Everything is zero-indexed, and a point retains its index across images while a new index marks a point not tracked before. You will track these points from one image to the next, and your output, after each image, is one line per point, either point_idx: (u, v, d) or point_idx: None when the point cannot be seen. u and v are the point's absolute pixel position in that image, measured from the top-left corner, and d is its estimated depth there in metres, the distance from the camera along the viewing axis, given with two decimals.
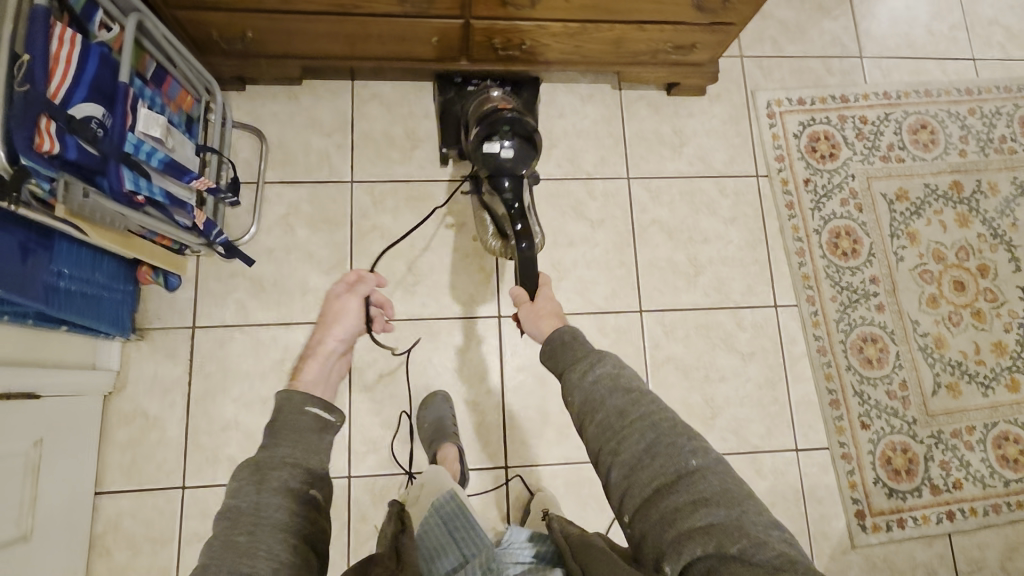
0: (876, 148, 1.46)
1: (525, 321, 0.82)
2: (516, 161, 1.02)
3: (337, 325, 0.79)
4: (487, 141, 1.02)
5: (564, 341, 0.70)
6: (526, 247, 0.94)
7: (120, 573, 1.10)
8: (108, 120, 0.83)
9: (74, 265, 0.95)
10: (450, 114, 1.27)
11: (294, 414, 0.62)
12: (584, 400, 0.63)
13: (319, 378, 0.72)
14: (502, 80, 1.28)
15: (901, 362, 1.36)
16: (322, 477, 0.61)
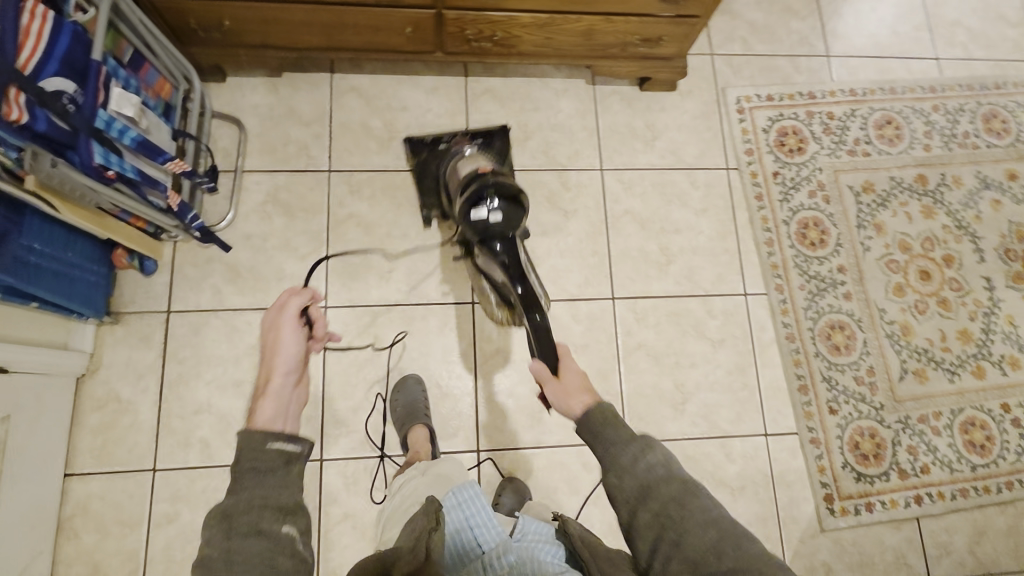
0: (843, 142, 1.50)
1: (553, 400, 0.74)
2: (506, 223, 0.97)
3: (278, 356, 0.68)
4: (473, 207, 0.97)
5: (602, 418, 0.68)
6: (540, 318, 0.86)
7: (87, 556, 1.09)
8: (80, 96, 0.87)
9: (46, 242, 0.98)
10: (425, 175, 1.35)
11: (257, 452, 0.58)
12: (636, 484, 0.63)
13: (278, 415, 0.62)
14: (472, 134, 1.38)
15: (868, 348, 1.39)
16: (299, 510, 0.58)
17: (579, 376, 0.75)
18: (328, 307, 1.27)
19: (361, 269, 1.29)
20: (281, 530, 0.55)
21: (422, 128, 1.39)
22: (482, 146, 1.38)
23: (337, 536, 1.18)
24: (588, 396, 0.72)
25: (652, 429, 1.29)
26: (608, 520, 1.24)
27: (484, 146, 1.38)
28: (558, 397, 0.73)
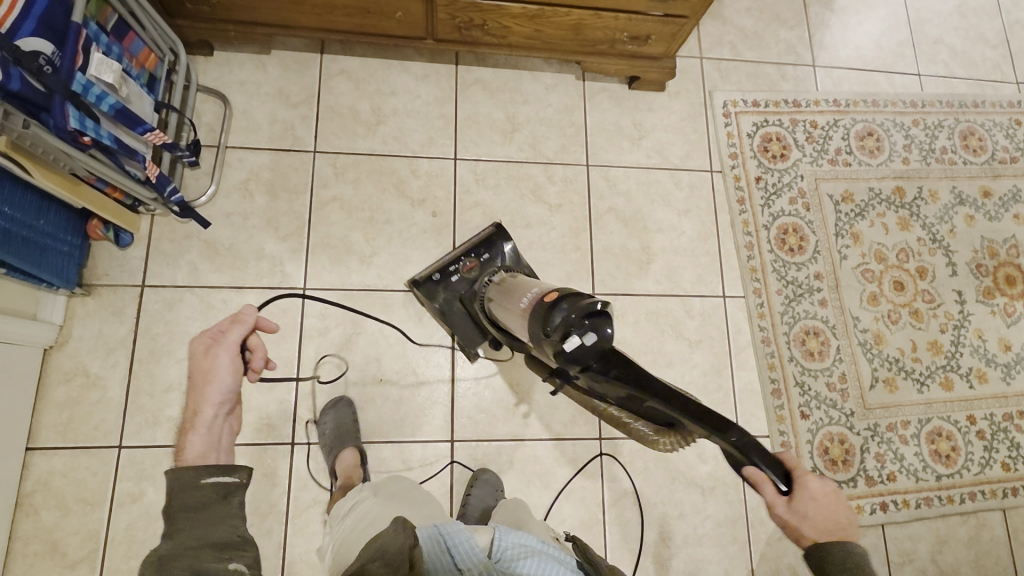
0: (825, 151, 1.53)
1: (789, 522, 0.76)
2: (603, 342, 0.85)
3: (211, 386, 0.80)
4: (564, 342, 0.84)
5: (843, 566, 0.71)
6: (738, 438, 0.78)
7: (45, 535, 1.07)
8: (58, 57, 0.86)
9: (16, 207, 0.96)
10: (456, 320, 1.23)
11: (192, 487, 0.68)
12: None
13: (204, 449, 0.75)
14: (476, 251, 1.25)
15: (841, 355, 1.41)
16: (234, 544, 0.67)
17: (824, 499, 0.76)
18: (306, 289, 1.26)
19: (342, 254, 1.28)
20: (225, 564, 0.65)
21: (410, 114, 1.38)
22: (490, 259, 1.25)
23: (306, 521, 1.16)
24: (833, 536, 0.74)
25: None
26: (580, 515, 1.24)
27: (494, 260, 1.25)
28: (793, 527, 0.75)
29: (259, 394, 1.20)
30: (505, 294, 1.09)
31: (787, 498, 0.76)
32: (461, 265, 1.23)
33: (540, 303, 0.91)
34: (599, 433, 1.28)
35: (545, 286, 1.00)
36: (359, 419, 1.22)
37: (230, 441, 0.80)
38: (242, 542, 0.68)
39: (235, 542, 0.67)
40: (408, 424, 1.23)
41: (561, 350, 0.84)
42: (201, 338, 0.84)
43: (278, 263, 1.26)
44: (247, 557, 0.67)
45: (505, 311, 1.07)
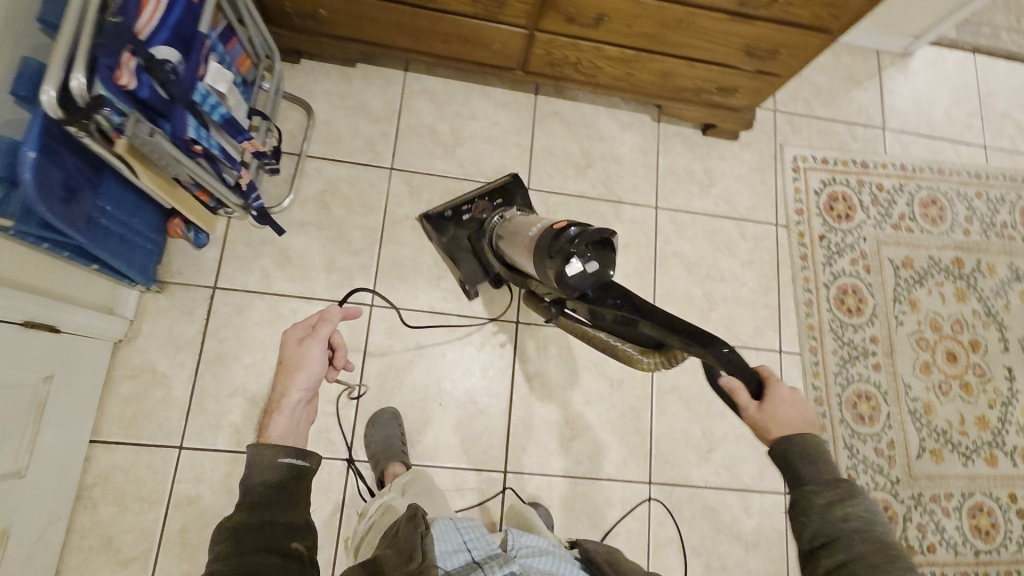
0: (889, 215, 1.53)
1: (757, 425, 0.71)
2: (603, 271, 0.87)
3: (300, 374, 0.80)
4: (565, 264, 0.86)
5: (805, 455, 0.67)
6: (728, 352, 0.71)
7: (102, 529, 1.08)
8: (181, 67, 0.86)
9: (116, 205, 0.97)
10: (458, 252, 1.27)
11: (268, 466, 0.68)
12: (824, 526, 0.62)
13: (288, 433, 0.75)
14: (490, 194, 1.30)
15: (891, 422, 1.41)
16: (303, 528, 0.67)
17: (796, 402, 0.70)
18: (374, 306, 1.26)
19: (411, 274, 1.29)
20: (291, 545, 0.64)
21: (488, 140, 1.40)
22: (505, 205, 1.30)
23: None
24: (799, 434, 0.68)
25: (676, 473, 1.29)
26: None
27: (508, 203, 1.30)
28: (761, 428, 0.70)
29: (319, 407, 1.21)
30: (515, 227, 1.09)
31: (758, 402, 0.71)
32: (476, 206, 1.29)
33: (549, 231, 0.92)
34: (648, 478, 1.28)
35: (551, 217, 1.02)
36: (415, 440, 1.22)
37: (306, 428, 0.80)
38: (304, 524, 0.67)
39: (302, 526, 0.66)
40: (461, 450, 1.24)
41: (561, 272, 0.86)
42: (295, 328, 0.85)
43: (349, 277, 1.26)
44: (306, 540, 0.66)
45: (514, 242, 1.06)
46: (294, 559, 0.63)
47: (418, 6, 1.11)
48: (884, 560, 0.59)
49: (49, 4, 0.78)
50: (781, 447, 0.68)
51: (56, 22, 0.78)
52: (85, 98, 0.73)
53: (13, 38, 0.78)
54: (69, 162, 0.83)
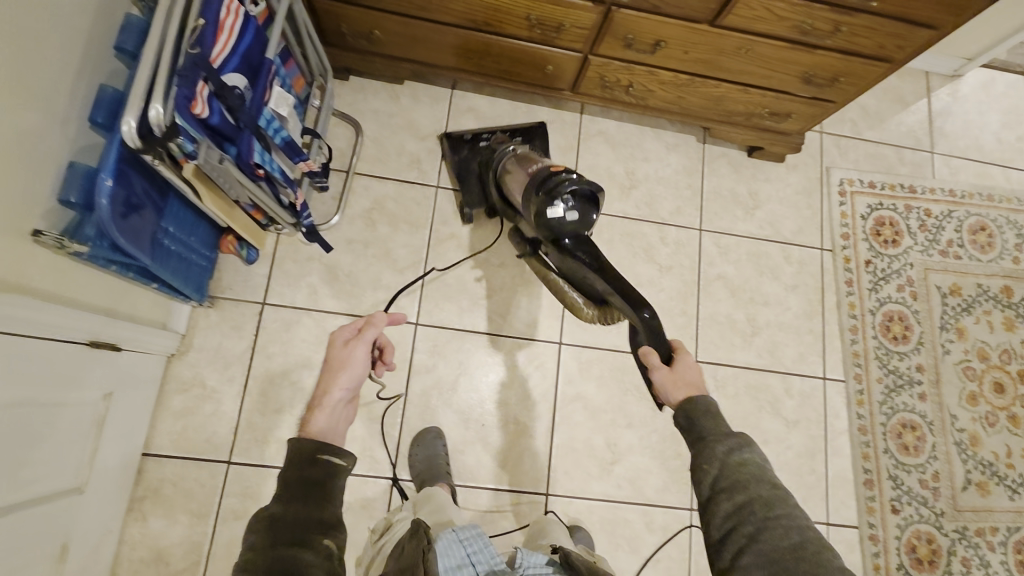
0: (936, 242, 1.51)
1: (660, 386, 0.79)
2: (581, 224, 0.95)
3: (343, 373, 0.74)
4: (548, 205, 0.93)
5: (706, 411, 0.72)
6: (649, 315, 0.83)
7: (152, 541, 1.10)
8: (249, 92, 0.87)
9: (178, 226, 0.98)
10: (465, 172, 1.31)
11: (307, 463, 0.65)
12: (723, 472, 0.66)
13: (330, 431, 0.69)
14: (512, 131, 1.35)
15: (936, 453, 1.39)
16: (335, 525, 0.63)
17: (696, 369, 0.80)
18: (418, 324, 1.27)
19: (456, 293, 1.29)
20: (321, 541, 0.61)
21: None
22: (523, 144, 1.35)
23: None
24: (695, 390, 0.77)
25: None
26: None
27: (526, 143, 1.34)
28: (665, 387, 0.78)
29: (363, 424, 1.22)
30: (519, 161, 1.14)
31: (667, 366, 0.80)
32: (495, 137, 1.32)
33: (545, 172, 0.99)
34: (689, 503, 1.27)
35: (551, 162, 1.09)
36: (457, 460, 1.22)
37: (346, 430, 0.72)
38: (338, 523, 0.63)
39: (334, 523, 0.63)
40: (504, 471, 1.24)
41: (542, 211, 0.93)
42: (344, 328, 0.79)
43: (394, 295, 1.27)
44: (337, 537, 0.62)
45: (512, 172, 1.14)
46: (325, 558, 0.60)
47: (474, 30, 1.11)
48: (773, 500, 0.63)
49: (126, 31, 0.79)
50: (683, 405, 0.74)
51: (132, 49, 0.79)
52: (162, 127, 0.73)
53: (90, 66, 0.79)
54: (138, 186, 0.84)
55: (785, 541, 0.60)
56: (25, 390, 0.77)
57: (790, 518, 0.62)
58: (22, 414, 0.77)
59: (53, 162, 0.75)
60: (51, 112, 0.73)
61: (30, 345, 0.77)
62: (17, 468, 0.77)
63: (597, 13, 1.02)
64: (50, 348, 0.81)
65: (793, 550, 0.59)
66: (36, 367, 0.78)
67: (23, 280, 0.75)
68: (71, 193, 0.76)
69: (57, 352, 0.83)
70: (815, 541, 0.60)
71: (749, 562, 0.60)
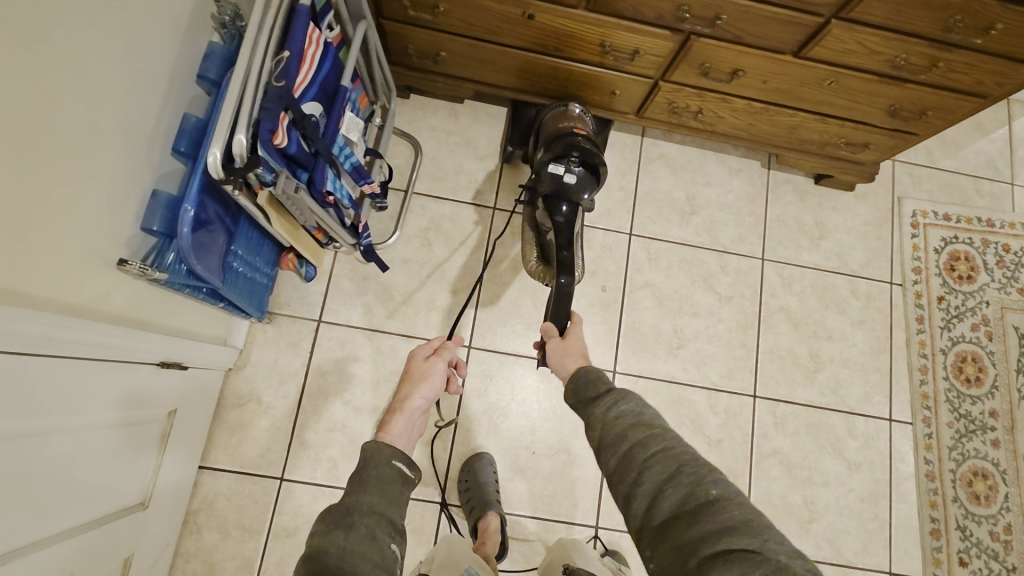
0: (1015, 279, 1.42)
1: (551, 355, 0.83)
2: (576, 189, 1.03)
3: (423, 384, 0.78)
4: (553, 162, 1.02)
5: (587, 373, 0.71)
6: (564, 280, 0.93)
7: (206, 555, 1.11)
8: (323, 120, 0.88)
9: (245, 247, 0.99)
10: (520, 115, 1.29)
11: (381, 466, 0.63)
12: (607, 430, 0.63)
13: (404, 434, 0.70)
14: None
15: (1009, 504, 1.31)
16: (399, 531, 0.60)
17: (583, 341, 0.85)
18: (472, 346, 1.25)
19: (509, 316, 1.28)
20: (389, 544, 0.58)
21: None
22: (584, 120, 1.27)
23: None
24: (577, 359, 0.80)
25: None
26: None
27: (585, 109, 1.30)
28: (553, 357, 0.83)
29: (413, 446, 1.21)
30: (561, 114, 1.14)
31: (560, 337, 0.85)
32: None
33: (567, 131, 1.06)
34: None
35: (588, 127, 1.12)
36: (506, 487, 1.20)
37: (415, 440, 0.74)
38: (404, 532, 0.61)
39: (400, 531, 0.60)
40: (554, 501, 1.21)
41: (545, 164, 1.02)
42: (422, 348, 0.85)
43: (448, 316, 1.26)
44: (401, 543, 0.60)
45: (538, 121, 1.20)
46: (391, 562, 0.56)
47: (542, 54, 1.09)
48: (652, 434, 0.60)
49: (209, 59, 0.80)
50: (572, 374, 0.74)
51: (214, 78, 0.80)
52: (244, 158, 0.74)
53: (174, 94, 0.80)
54: (212, 211, 0.85)
55: (665, 474, 0.57)
56: (61, 416, 0.71)
57: (667, 447, 0.59)
58: (62, 442, 0.71)
59: (138, 189, 0.76)
60: (137, 142, 0.74)
61: (68, 366, 0.71)
62: (63, 496, 0.73)
63: (674, 42, 0.99)
64: (96, 367, 0.76)
65: (671, 478, 0.56)
66: (75, 389, 0.73)
67: (104, 307, 0.77)
68: (153, 222, 0.77)
69: (102, 371, 0.78)
70: (692, 462, 0.57)
71: (642, 509, 0.57)
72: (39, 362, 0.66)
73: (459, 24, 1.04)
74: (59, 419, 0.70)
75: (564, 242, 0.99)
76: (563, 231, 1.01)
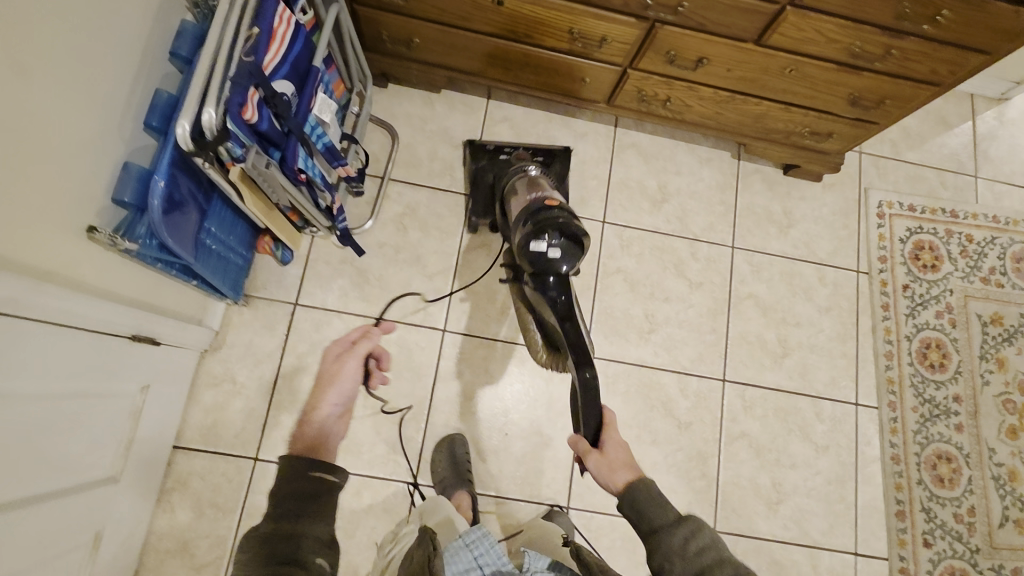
0: (978, 269, 1.46)
1: (593, 469, 0.80)
2: (562, 263, 0.92)
3: (333, 387, 0.83)
4: (532, 239, 0.92)
5: (646, 501, 0.73)
6: (590, 374, 0.84)
7: (179, 533, 1.11)
8: (295, 99, 0.89)
9: (219, 225, 1.01)
10: (480, 181, 1.32)
11: (300, 476, 0.68)
12: (686, 565, 0.66)
13: (317, 437, 0.76)
14: (534, 150, 1.36)
15: (972, 487, 1.34)
16: (328, 544, 0.66)
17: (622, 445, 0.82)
18: (446, 330, 1.27)
19: (483, 300, 1.30)
20: (315, 558, 0.63)
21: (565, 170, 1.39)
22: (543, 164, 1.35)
23: None
24: (628, 472, 0.77)
25: (742, 523, 1.26)
26: None
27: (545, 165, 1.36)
28: (599, 476, 0.79)
29: (386, 427, 1.22)
30: (523, 179, 1.16)
31: (597, 449, 0.82)
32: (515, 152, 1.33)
33: (538, 204, 0.99)
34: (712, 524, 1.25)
35: (557, 194, 1.06)
36: (478, 468, 1.22)
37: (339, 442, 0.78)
38: (332, 540, 0.66)
39: (327, 541, 0.65)
40: (526, 483, 1.23)
41: (524, 244, 0.92)
42: (335, 346, 0.90)
43: (423, 300, 1.28)
44: (330, 555, 0.65)
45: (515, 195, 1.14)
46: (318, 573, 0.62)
47: (512, 41, 1.12)
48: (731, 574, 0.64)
49: (181, 37, 0.82)
50: (629, 497, 0.74)
51: (186, 55, 0.82)
52: (213, 132, 0.75)
53: (147, 70, 0.82)
54: (186, 187, 0.87)
55: None
56: (34, 380, 0.72)
57: None
58: (30, 408, 0.72)
59: (109, 161, 0.78)
60: (110, 114, 0.76)
61: (40, 331, 0.72)
62: (30, 460, 0.74)
63: (639, 29, 1.02)
64: (71, 336, 0.78)
65: None
66: (48, 355, 0.74)
67: (74, 275, 0.78)
68: (125, 193, 0.78)
69: (77, 340, 0.80)
70: None
71: None
72: (12, 323, 0.67)
73: (430, 10, 1.08)
74: (26, 382, 0.71)
75: (566, 316, 0.89)
76: (563, 311, 0.90)
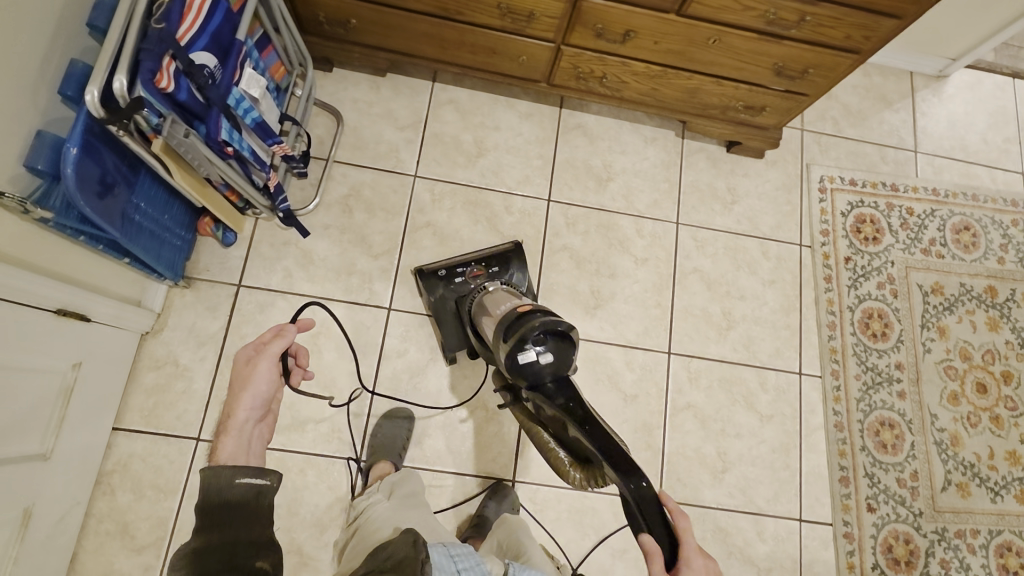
0: (919, 240, 1.49)
1: None
2: (557, 364, 0.86)
3: (247, 392, 0.82)
4: (518, 350, 0.85)
5: None
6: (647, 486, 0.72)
7: (119, 515, 1.11)
8: (218, 71, 0.90)
9: (149, 201, 1.02)
10: (444, 314, 1.22)
11: (225, 487, 0.67)
12: None
13: (237, 452, 0.78)
14: (487, 260, 1.25)
15: (915, 452, 1.37)
16: (266, 545, 0.66)
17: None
18: (391, 308, 1.28)
19: None
20: (253, 563, 0.64)
21: (510, 150, 1.41)
22: (499, 273, 1.25)
23: None
24: None
25: (688, 492, 1.27)
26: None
27: (503, 273, 1.25)
28: None
29: (331, 405, 1.22)
30: (484, 296, 1.14)
31: None
32: (471, 272, 1.23)
33: (511, 314, 0.94)
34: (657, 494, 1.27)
35: (525, 301, 1.02)
36: (423, 444, 1.23)
37: (261, 447, 0.83)
38: (270, 542, 0.67)
39: (265, 544, 0.66)
40: (472, 458, 1.24)
41: (514, 360, 0.85)
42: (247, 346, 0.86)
43: (368, 280, 1.29)
44: (269, 556, 0.65)
45: (483, 313, 1.09)
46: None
47: (446, 19, 1.14)
48: None
49: (97, 9, 0.82)
50: None
51: (102, 26, 0.83)
52: (126, 99, 0.77)
53: (62, 41, 0.82)
54: (108, 161, 0.88)
55: None
56: None
57: None
58: None
59: (23, 130, 0.78)
60: (22, 84, 0.76)
61: None
62: None
63: (565, 3, 1.04)
64: None
65: None
66: None
67: None
68: (39, 161, 0.79)
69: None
70: None
71: None
72: None
73: None
74: None
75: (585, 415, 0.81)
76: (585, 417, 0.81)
